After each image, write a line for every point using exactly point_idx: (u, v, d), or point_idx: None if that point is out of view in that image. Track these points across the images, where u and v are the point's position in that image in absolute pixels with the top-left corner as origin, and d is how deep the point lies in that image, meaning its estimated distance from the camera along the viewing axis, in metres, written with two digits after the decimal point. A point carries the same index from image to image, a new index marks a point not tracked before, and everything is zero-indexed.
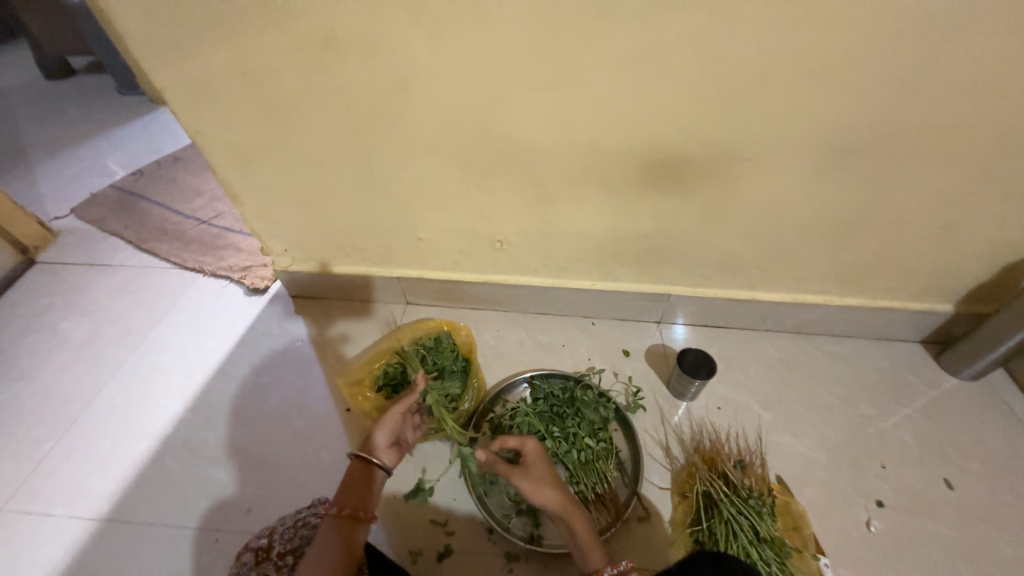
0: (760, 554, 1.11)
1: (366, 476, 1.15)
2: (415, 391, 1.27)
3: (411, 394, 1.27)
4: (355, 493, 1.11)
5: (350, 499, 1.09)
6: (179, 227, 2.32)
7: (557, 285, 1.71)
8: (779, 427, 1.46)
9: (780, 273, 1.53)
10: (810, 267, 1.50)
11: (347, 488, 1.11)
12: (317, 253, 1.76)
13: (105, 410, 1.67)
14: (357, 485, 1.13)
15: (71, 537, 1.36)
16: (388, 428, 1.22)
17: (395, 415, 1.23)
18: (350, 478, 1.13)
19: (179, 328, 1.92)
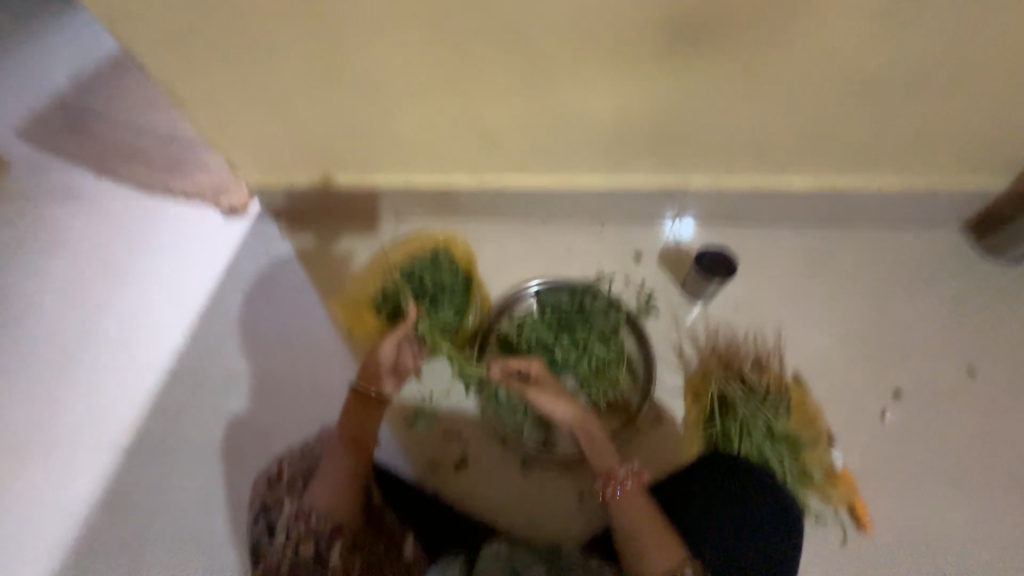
0: (773, 449, 1.13)
1: (368, 405, 1.12)
2: (409, 322, 1.16)
3: (407, 326, 1.16)
4: (359, 421, 1.10)
5: (352, 427, 1.07)
6: (129, 145, 1.99)
7: (561, 184, 1.51)
8: (800, 324, 1.39)
9: (819, 158, 1.33)
10: (854, 149, 1.30)
11: (350, 416, 1.10)
12: (287, 165, 1.54)
13: (106, 349, 1.63)
14: (360, 413, 1.11)
15: (104, 467, 1.48)
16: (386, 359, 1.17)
17: (392, 345, 1.17)
18: (352, 407, 1.11)
19: (155, 258, 1.77)
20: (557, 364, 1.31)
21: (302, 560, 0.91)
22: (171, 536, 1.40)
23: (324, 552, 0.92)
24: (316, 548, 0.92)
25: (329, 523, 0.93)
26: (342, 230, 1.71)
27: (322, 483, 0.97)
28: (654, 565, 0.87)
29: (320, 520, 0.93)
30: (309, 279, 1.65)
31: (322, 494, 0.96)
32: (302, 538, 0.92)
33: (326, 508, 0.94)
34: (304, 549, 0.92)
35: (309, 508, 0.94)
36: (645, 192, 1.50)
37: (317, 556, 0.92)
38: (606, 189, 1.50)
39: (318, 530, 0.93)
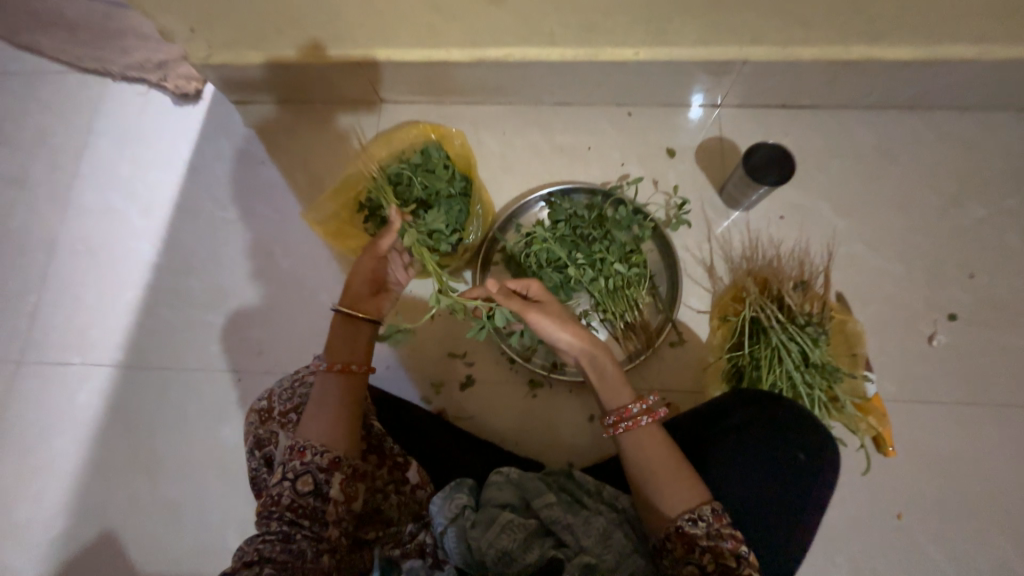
0: (805, 380, 1.01)
1: (354, 331, 0.99)
2: (393, 229, 1.02)
3: (391, 234, 1.03)
4: (346, 347, 0.97)
5: (340, 355, 0.96)
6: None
7: (582, 59, 1.23)
8: (854, 236, 1.20)
9: (918, 16, 1.03)
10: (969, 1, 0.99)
11: (335, 344, 0.97)
12: (247, 32, 1.27)
13: (72, 259, 1.48)
14: (346, 340, 0.97)
15: (99, 382, 1.38)
16: (371, 275, 1.04)
17: (376, 259, 1.04)
18: (337, 333, 0.98)
19: (113, 156, 1.56)
20: (570, 280, 1.18)
21: (300, 494, 0.84)
22: (181, 449, 1.30)
23: (323, 486, 0.85)
24: (313, 482, 0.85)
25: (324, 455, 0.86)
26: (327, 122, 1.51)
27: (313, 416, 0.89)
28: (671, 505, 0.81)
29: (315, 454, 0.85)
30: (292, 182, 1.48)
31: (314, 427, 0.88)
32: (298, 472, 0.85)
33: (320, 441, 0.86)
34: (302, 483, 0.84)
35: (302, 443, 0.86)
36: (684, 67, 1.22)
37: (316, 490, 0.85)
38: (638, 62, 1.21)
39: (313, 463, 0.85)
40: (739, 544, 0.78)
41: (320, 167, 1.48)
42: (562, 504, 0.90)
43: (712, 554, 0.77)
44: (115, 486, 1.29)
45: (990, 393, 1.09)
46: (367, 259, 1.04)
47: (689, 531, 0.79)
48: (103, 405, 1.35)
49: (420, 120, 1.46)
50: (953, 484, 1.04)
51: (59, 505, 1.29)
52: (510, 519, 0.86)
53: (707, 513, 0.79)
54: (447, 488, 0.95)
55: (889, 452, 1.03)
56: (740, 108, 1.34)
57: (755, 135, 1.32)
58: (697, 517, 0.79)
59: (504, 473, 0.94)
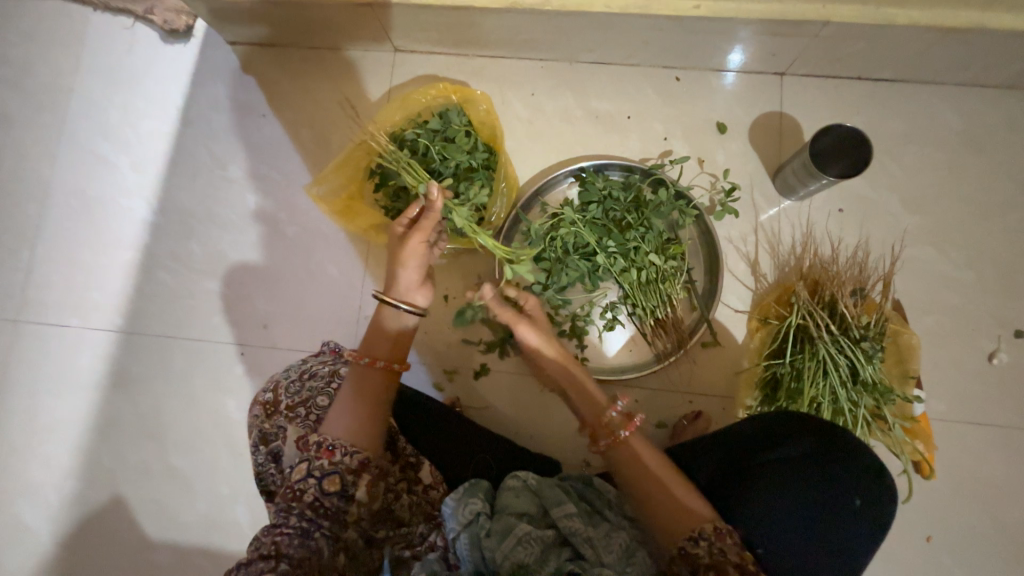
0: (851, 400, 0.93)
1: (396, 328, 0.89)
2: (434, 212, 0.91)
3: (433, 218, 0.91)
4: (390, 343, 0.88)
5: (379, 350, 0.87)
6: None
7: (632, 11, 1.05)
8: (921, 237, 1.08)
9: None
10: None
11: (375, 339, 0.88)
12: None
13: (63, 214, 1.38)
14: (388, 336, 0.89)
15: (100, 347, 1.32)
16: (414, 261, 0.91)
17: (419, 245, 0.90)
18: (377, 326, 0.89)
19: (100, 100, 1.41)
20: (598, 269, 1.08)
21: (325, 494, 0.75)
22: (187, 420, 1.26)
23: (349, 487, 0.76)
24: (340, 483, 0.76)
25: (354, 456, 0.77)
26: (333, 73, 1.35)
27: (346, 412, 0.80)
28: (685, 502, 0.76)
29: (345, 454, 0.76)
30: (295, 140, 1.34)
31: (342, 424, 0.79)
32: (323, 472, 0.75)
33: (352, 442, 0.78)
34: (328, 483, 0.75)
35: (332, 440, 0.77)
36: (750, 28, 1.04)
37: (341, 491, 0.76)
38: (695, 17, 1.02)
39: (341, 463, 0.76)
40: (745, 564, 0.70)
41: (326, 124, 1.33)
42: (582, 516, 0.84)
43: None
44: (123, 454, 1.27)
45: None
46: (410, 243, 0.90)
47: (688, 546, 0.73)
48: (104, 370, 1.31)
49: (437, 75, 1.30)
50: (993, 510, 0.99)
51: (66, 469, 1.28)
52: (527, 531, 0.80)
53: (705, 530, 0.73)
54: (460, 490, 0.88)
55: (929, 476, 0.96)
56: (806, 78, 1.17)
57: (821, 112, 1.15)
58: (697, 537, 0.73)
59: (521, 478, 0.88)
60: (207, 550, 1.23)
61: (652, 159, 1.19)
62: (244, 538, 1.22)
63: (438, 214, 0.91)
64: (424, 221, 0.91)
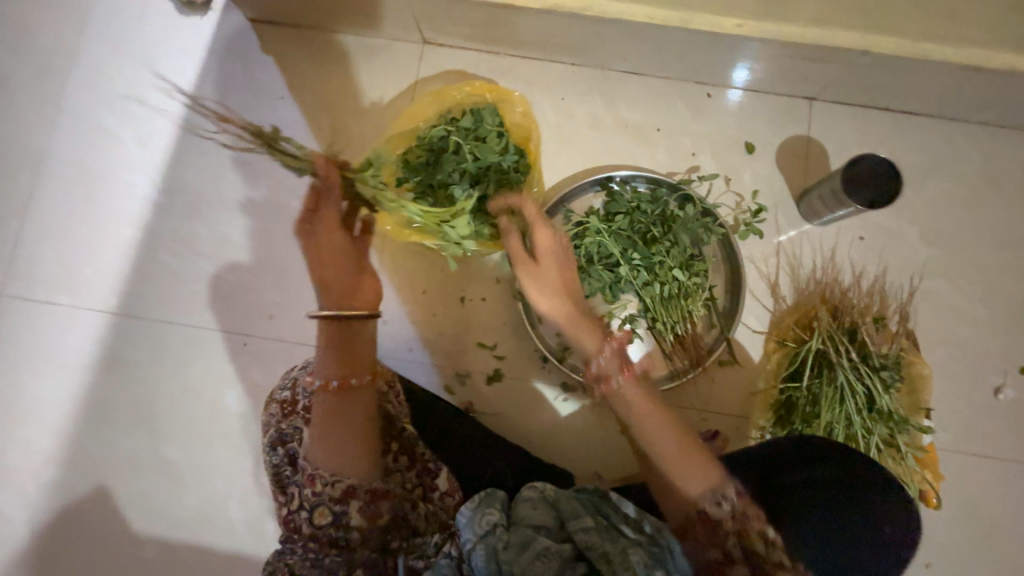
0: (867, 428, 0.94)
1: (347, 338, 0.83)
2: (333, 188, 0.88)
3: (334, 197, 0.88)
4: (344, 358, 0.82)
5: (332, 365, 0.81)
6: None
7: (674, 25, 1.03)
8: (937, 270, 1.10)
9: None
10: None
11: (330, 354, 0.82)
12: None
13: (58, 185, 1.31)
14: (346, 351, 0.83)
15: (91, 328, 1.25)
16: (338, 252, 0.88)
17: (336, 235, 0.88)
18: (328, 342, 0.83)
19: (105, 67, 1.34)
20: (620, 281, 1.07)
21: (318, 525, 0.77)
22: (182, 411, 1.21)
23: (340, 516, 0.77)
24: (329, 514, 0.77)
25: (334, 486, 0.76)
26: (357, 60, 1.30)
27: (315, 441, 0.78)
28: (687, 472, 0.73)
29: (325, 484, 0.76)
30: (313, 126, 1.29)
31: (316, 454, 0.77)
32: (312, 504, 0.77)
33: (328, 471, 0.76)
34: (318, 516, 0.77)
35: (311, 470, 0.77)
36: (789, 52, 1.04)
37: (333, 520, 0.77)
38: (738, 36, 1.02)
39: (324, 494, 0.77)
40: (765, 528, 0.70)
41: (347, 111, 1.29)
42: (600, 529, 0.82)
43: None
44: (110, 442, 1.21)
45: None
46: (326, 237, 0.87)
47: (720, 524, 0.71)
48: (95, 353, 1.24)
49: (466, 72, 1.27)
50: (990, 541, 1.02)
51: (47, 454, 1.22)
52: (547, 546, 0.78)
53: (757, 533, 0.70)
54: (477, 499, 0.86)
55: (936, 506, 0.97)
56: (834, 105, 1.18)
57: (847, 140, 1.17)
58: (719, 498, 0.71)
59: (539, 489, 0.87)
60: (197, 547, 1.18)
61: (679, 174, 1.19)
62: (236, 535, 1.17)
63: (337, 189, 0.88)
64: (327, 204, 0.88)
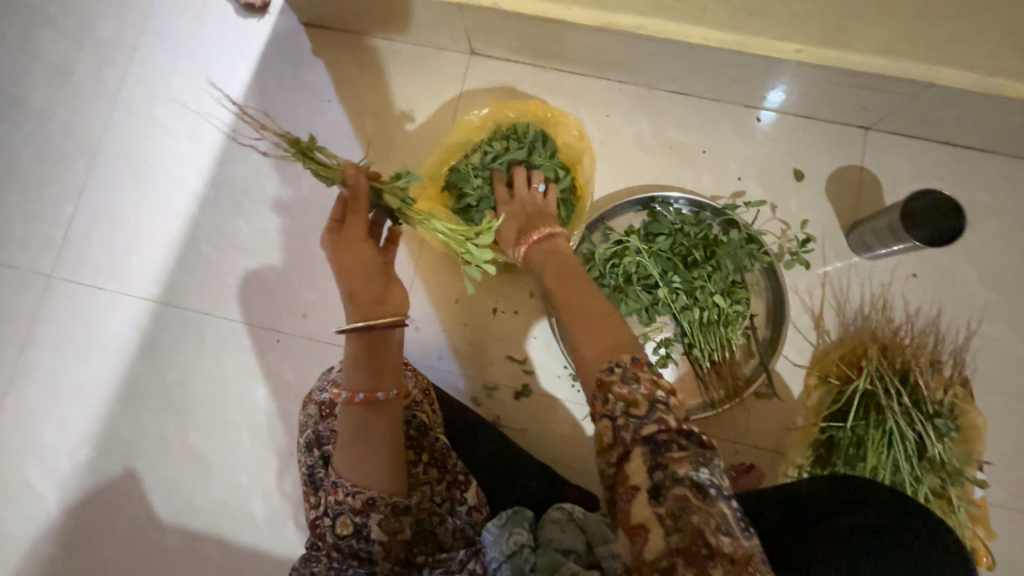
0: (916, 476, 0.89)
1: (376, 352, 0.74)
2: (358, 198, 0.74)
3: (359, 205, 0.75)
4: (372, 368, 0.74)
5: (358, 380, 0.73)
6: None
7: (729, 48, 1.02)
8: (995, 313, 1.05)
9: None
10: None
11: (357, 367, 0.73)
12: None
13: (113, 175, 1.35)
14: (374, 361, 0.74)
15: (132, 315, 1.29)
16: (367, 263, 0.74)
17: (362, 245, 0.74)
18: (354, 357, 0.74)
19: (165, 64, 1.39)
20: (658, 303, 1.04)
21: (340, 535, 0.76)
22: (212, 402, 1.23)
23: (362, 529, 0.74)
24: (351, 525, 0.75)
25: (356, 497, 0.74)
26: (404, 68, 1.32)
27: (341, 451, 0.75)
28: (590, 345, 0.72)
29: (347, 494, 0.74)
30: (358, 131, 1.31)
31: (341, 463, 0.75)
32: (336, 512, 0.76)
33: (351, 481, 0.74)
34: (340, 526, 0.76)
35: (335, 477, 0.75)
36: (848, 80, 1.02)
37: (355, 531, 0.75)
38: (795, 61, 1.00)
39: (346, 504, 0.74)
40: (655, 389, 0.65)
41: (391, 117, 1.31)
42: (628, 560, 0.80)
43: (668, 480, 0.61)
44: (142, 427, 1.24)
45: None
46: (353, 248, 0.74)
47: (608, 386, 0.67)
48: (134, 339, 1.27)
49: (513, 85, 1.27)
50: None
51: (82, 434, 1.25)
52: (574, 571, 0.74)
53: (643, 397, 0.65)
54: (505, 517, 0.85)
55: (988, 565, 0.90)
56: (890, 136, 1.14)
57: (903, 173, 1.13)
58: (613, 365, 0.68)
59: (567, 511, 0.86)
60: (217, 539, 1.19)
61: (723, 198, 1.17)
62: (256, 530, 1.18)
63: (365, 197, 0.75)
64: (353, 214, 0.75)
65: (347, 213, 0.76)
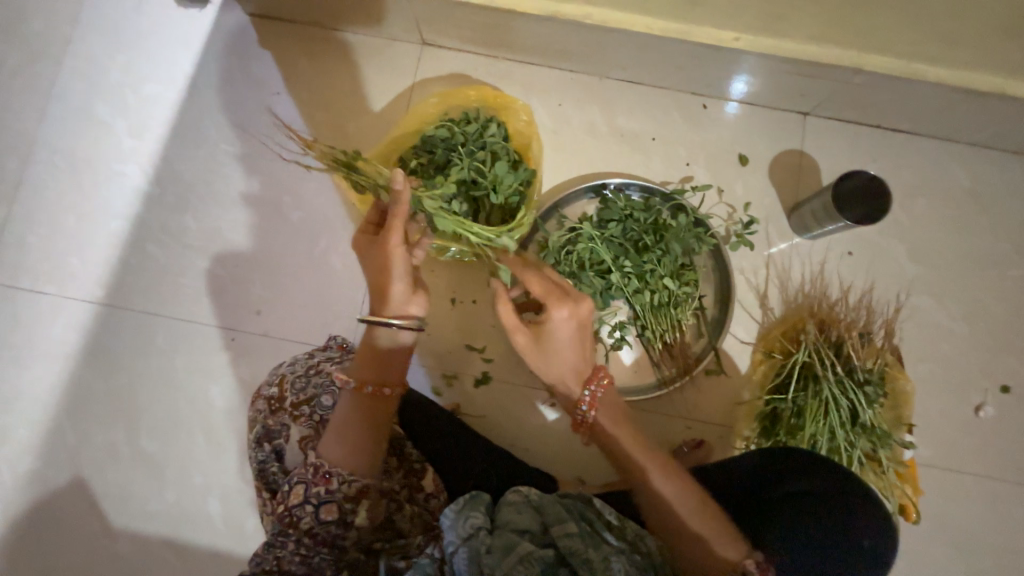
0: (850, 441, 0.95)
1: (389, 349, 0.85)
2: (403, 205, 0.82)
3: (402, 212, 0.83)
4: (382, 364, 0.84)
5: (370, 372, 0.83)
6: None
7: (671, 37, 1.04)
8: (923, 287, 1.12)
9: None
10: None
11: (370, 360, 0.84)
12: None
13: (48, 173, 1.29)
14: (385, 358, 0.85)
15: (75, 318, 1.24)
16: (400, 269, 0.86)
17: (398, 249, 0.85)
18: (370, 350, 0.85)
19: (100, 55, 1.32)
20: (611, 287, 1.06)
21: (322, 523, 0.75)
22: (165, 404, 1.20)
23: (347, 515, 0.76)
24: (337, 512, 0.76)
25: (351, 484, 0.76)
26: (355, 59, 1.30)
27: (337, 438, 0.78)
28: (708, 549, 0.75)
29: (342, 482, 0.76)
30: (310, 123, 1.29)
31: (336, 451, 0.77)
32: (320, 500, 0.75)
33: (348, 470, 0.76)
34: (324, 513, 0.76)
35: (327, 467, 0.76)
36: (785, 67, 1.06)
37: (339, 518, 0.76)
38: (735, 49, 1.03)
39: (337, 492, 0.76)
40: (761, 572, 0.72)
41: (344, 109, 1.29)
42: (583, 535, 0.80)
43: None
44: (91, 434, 1.19)
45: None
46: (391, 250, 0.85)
47: None
48: (78, 343, 1.22)
49: (465, 74, 1.27)
50: (965, 555, 1.04)
51: (25, 444, 1.20)
52: (530, 550, 0.76)
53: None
54: (461, 502, 0.85)
55: (914, 520, 0.98)
56: (826, 121, 1.20)
57: (840, 156, 1.18)
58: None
59: (523, 493, 0.85)
60: (174, 543, 1.16)
61: (673, 183, 1.20)
62: (215, 531, 1.16)
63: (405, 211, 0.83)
64: (393, 217, 0.84)
65: (392, 219, 0.84)
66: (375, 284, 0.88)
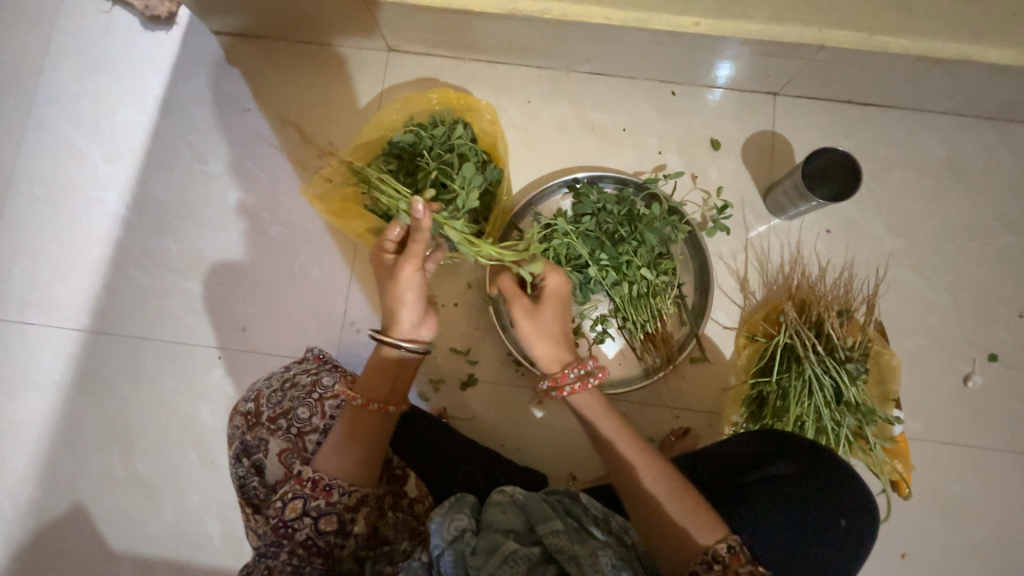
0: (836, 419, 0.94)
1: (395, 368, 0.86)
2: (422, 233, 0.81)
3: (421, 240, 0.82)
4: (388, 383, 0.85)
5: (377, 388, 0.84)
6: None
7: (631, 27, 1.04)
8: (904, 260, 1.11)
9: None
10: None
11: (377, 377, 0.85)
12: None
13: (28, 205, 1.30)
14: (389, 377, 0.85)
15: (63, 347, 1.25)
16: (414, 296, 0.85)
17: (413, 274, 0.84)
18: (377, 365, 0.85)
19: (71, 85, 1.33)
20: (590, 281, 1.05)
21: (320, 533, 0.76)
22: (156, 427, 1.20)
23: (346, 524, 0.78)
24: (336, 522, 0.77)
25: (351, 495, 0.78)
26: (323, 70, 1.30)
27: (338, 452, 0.79)
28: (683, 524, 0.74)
29: (343, 493, 0.77)
30: (282, 138, 1.29)
31: (336, 464, 0.79)
32: (319, 511, 0.76)
33: (348, 480, 0.78)
34: (323, 524, 0.76)
35: (327, 480, 0.77)
36: (749, 49, 1.05)
37: (338, 529, 0.77)
38: (696, 34, 1.02)
39: (338, 503, 0.77)
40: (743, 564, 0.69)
41: (314, 121, 1.29)
42: (569, 532, 0.79)
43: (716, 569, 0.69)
44: (86, 461, 1.20)
45: (1018, 439, 1.06)
46: (404, 274, 0.83)
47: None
48: (68, 372, 1.24)
49: (433, 78, 1.27)
50: (961, 526, 1.03)
51: (22, 475, 1.21)
52: (514, 549, 0.76)
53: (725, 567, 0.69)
54: (447, 504, 0.84)
55: (906, 495, 0.98)
56: (796, 99, 1.19)
57: (812, 134, 1.18)
58: (711, 560, 0.70)
59: (509, 493, 0.84)
60: (174, 563, 1.17)
61: (646, 173, 1.19)
62: (214, 549, 1.17)
63: (424, 238, 0.81)
64: (412, 243, 0.83)
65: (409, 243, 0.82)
66: (386, 308, 0.87)
